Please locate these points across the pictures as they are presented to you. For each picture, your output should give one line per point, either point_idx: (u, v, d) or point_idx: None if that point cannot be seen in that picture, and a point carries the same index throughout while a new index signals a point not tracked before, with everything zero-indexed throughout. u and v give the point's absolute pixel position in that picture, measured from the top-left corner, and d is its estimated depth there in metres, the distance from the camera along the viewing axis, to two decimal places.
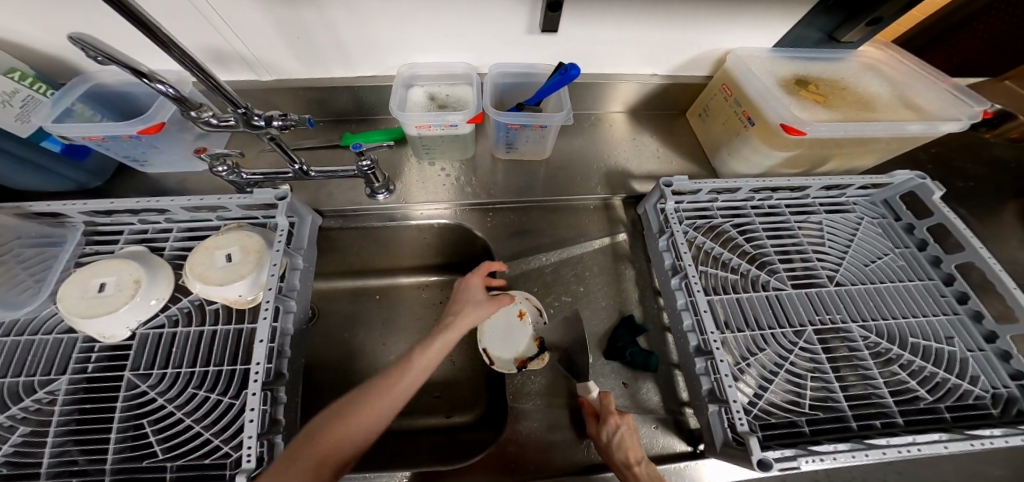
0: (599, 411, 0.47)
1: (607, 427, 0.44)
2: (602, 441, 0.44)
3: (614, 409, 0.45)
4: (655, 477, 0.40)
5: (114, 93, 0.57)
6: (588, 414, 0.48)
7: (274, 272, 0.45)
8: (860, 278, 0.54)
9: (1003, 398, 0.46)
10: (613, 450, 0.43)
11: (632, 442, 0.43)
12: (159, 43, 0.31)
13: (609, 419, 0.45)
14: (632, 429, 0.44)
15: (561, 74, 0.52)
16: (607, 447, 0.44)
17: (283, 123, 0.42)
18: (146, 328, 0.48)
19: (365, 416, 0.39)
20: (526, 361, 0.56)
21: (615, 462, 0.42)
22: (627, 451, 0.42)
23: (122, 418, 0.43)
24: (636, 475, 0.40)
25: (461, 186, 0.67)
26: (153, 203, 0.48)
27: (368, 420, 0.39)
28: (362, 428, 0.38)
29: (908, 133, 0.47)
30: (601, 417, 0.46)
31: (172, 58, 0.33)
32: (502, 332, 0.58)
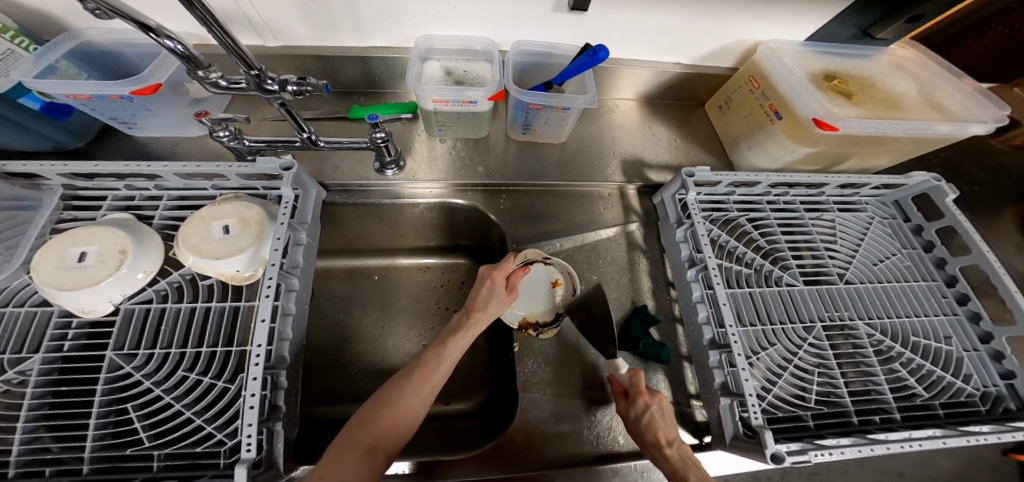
0: (628, 389, 0.46)
1: (636, 408, 0.45)
2: (631, 419, 0.45)
3: (645, 389, 0.45)
4: (686, 456, 0.42)
5: (106, 53, 0.52)
6: (616, 391, 0.48)
7: (279, 246, 0.42)
8: (868, 277, 0.55)
9: (991, 396, 0.48)
10: (643, 429, 0.44)
11: (663, 423, 0.43)
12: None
13: (639, 399, 0.45)
14: (662, 409, 0.44)
15: (588, 55, 0.50)
16: (637, 424, 0.44)
17: (298, 88, 0.39)
18: (131, 303, 0.43)
19: (405, 408, 0.41)
20: (532, 323, 0.56)
21: (644, 441, 0.43)
22: (656, 432, 0.43)
23: (102, 402, 0.39)
24: (667, 456, 0.41)
25: (472, 167, 0.64)
26: (143, 168, 0.43)
27: (408, 412, 0.41)
28: (405, 419, 0.41)
29: (937, 133, 0.47)
30: (631, 396, 0.46)
31: (188, 12, 0.29)
32: (527, 292, 0.59)
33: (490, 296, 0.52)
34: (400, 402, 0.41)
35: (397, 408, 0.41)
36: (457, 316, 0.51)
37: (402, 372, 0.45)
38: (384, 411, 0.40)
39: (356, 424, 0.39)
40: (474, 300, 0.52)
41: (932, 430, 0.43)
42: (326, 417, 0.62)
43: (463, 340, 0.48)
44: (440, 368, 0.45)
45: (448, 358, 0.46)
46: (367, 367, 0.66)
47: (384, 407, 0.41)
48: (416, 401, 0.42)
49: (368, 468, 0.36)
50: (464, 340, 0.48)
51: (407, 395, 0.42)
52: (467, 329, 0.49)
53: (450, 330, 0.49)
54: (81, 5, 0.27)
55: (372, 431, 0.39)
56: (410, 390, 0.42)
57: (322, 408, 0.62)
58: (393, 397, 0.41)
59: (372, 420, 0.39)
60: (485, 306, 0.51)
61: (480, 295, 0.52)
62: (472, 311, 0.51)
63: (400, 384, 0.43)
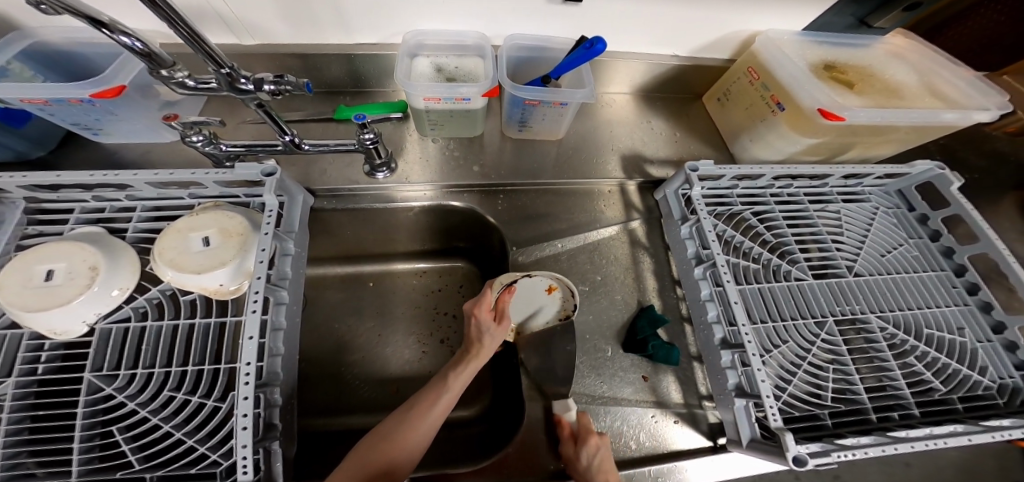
0: (578, 431, 0.44)
1: (585, 451, 0.41)
2: (581, 466, 0.41)
3: (595, 430, 0.43)
4: None
5: (64, 54, 0.49)
6: (565, 433, 0.44)
7: (263, 259, 0.39)
8: (877, 268, 0.53)
9: (1008, 387, 0.47)
10: (592, 475, 0.40)
11: (610, 467, 0.41)
12: None
13: (589, 440, 0.42)
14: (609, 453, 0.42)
15: (586, 48, 0.48)
16: (586, 469, 0.41)
17: (275, 87, 0.36)
18: (108, 322, 0.40)
19: (405, 443, 0.39)
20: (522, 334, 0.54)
21: None
22: (606, 476, 0.40)
23: (84, 426, 0.36)
24: None
25: (467, 168, 0.62)
26: (112, 177, 0.40)
27: (409, 448, 0.39)
28: (405, 455, 0.38)
29: (942, 122, 0.46)
30: (580, 437, 0.43)
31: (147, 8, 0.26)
32: (519, 300, 0.54)
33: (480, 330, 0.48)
34: (401, 437, 0.39)
35: (396, 442, 0.39)
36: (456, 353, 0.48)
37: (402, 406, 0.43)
38: (383, 448, 0.38)
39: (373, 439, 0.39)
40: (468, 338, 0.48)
41: (953, 425, 0.42)
42: (324, 431, 0.59)
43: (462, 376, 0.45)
44: (439, 406, 0.42)
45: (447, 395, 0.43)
46: (365, 378, 0.64)
47: (384, 443, 0.38)
48: (417, 437, 0.40)
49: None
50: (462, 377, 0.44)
51: (408, 430, 0.40)
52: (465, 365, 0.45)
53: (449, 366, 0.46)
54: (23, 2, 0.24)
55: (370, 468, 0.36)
56: (411, 424, 0.40)
57: (319, 421, 0.60)
58: (392, 431, 0.40)
59: (372, 455, 0.37)
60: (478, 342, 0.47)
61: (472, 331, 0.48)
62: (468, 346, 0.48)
63: (401, 418, 0.41)
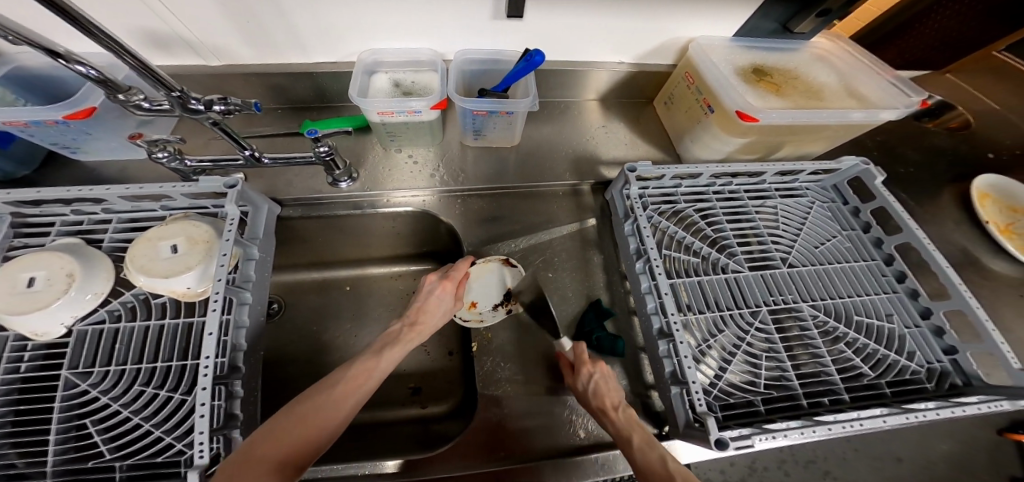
0: (573, 362, 0.49)
1: (582, 378, 0.47)
2: (580, 391, 0.47)
3: (588, 359, 0.49)
4: (632, 418, 0.43)
5: (42, 78, 0.53)
6: (563, 365, 0.50)
7: (224, 263, 0.42)
8: (811, 260, 0.56)
9: (938, 371, 0.48)
10: (591, 398, 0.46)
11: (607, 388, 0.46)
12: (78, 25, 0.28)
13: (584, 369, 0.48)
14: (605, 377, 0.47)
15: (527, 60, 0.52)
16: (584, 394, 0.47)
17: (224, 108, 0.40)
18: (84, 325, 0.44)
19: (325, 422, 0.36)
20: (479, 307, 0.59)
21: (593, 409, 0.45)
22: (603, 397, 0.45)
23: (62, 418, 0.40)
24: (614, 420, 0.43)
25: (427, 174, 0.66)
26: (86, 192, 0.44)
27: (332, 421, 0.37)
28: (326, 431, 0.36)
29: (852, 120, 0.50)
30: (576, 368, 0.48)
31: (93, 41, 0.30)
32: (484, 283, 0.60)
33: (439, 306, 0.53)
34: (322, 412, 0.37)
35: (312, 422, 0.36)
36: (397, 325, 0.50)
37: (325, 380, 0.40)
38: (300, 428, 0.35)
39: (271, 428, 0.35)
40: (418, 313, 0.51)
41: (877, 409, 0.43)
42: None
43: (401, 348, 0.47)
44: (372, 378, 0.42)
45: (382, 365, 0.43)
46: None
47: (303, 422, 0.36)
48: (342, 409, 0.38)
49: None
50: (400, 352, 0.46)
51: (331, 408, 0.37)
52: (407, 340, 0.48)
53: (388, 341, 0.47)
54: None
55: (284, 448, 0.34)
56: (337, 398, 0.38)
57: None
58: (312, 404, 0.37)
59: (288, 432, 0.34)
60: (431, 317, 0.51)
61: (427, 306, 0.52)
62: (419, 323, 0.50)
63: (325, 394, 0.38)
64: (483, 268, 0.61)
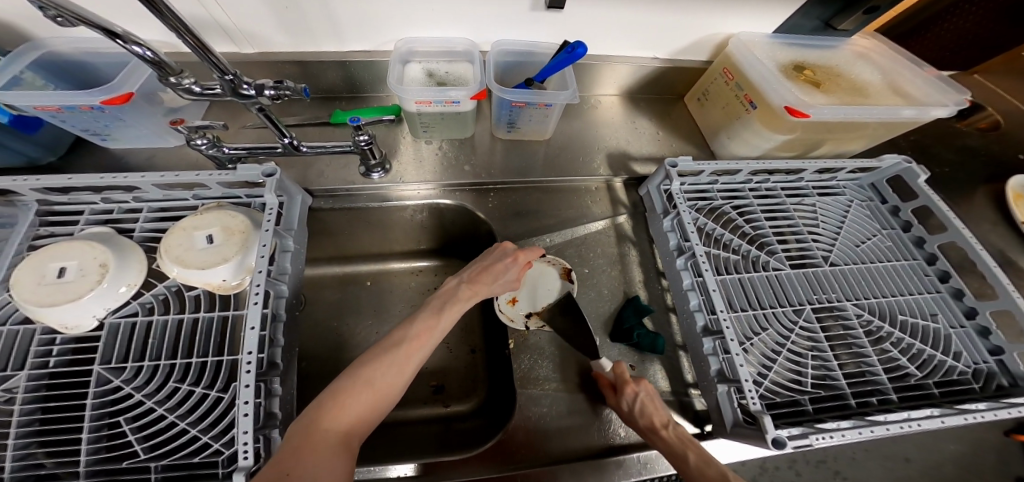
0: (615, 381, 0.47)
1: (626, 397, 0.45)
2: (624, 411, 0.45)
3: (630, 378, 0.46)
4: (684, 437, 0.41)
5: (72, 63, 0.52)
6: (603, 385, 0.48)
7: (265, 253, 0.41)
8: (851, 258, 0.56)
9: (983, 372, 0.48)
10: (637, 417, 0.44)
11: (653, 407, 0.44)
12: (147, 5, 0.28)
13: (626, 388, 0.45)
14: (650, 395, 0.45)
15: (567, 52, 0.50)
16: (629, 414, 0.45)
17: (275, 92, 0.39)
18: (116, 317, 0.42)
19: (388, 385, 0.38)
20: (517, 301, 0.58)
21: (641, 429, 0.43)
22: (650, 416, 0.43)
23: (94, 416, 0.38)
24: (664, 439, 0.41)
25: (458, 167, 0.64)
26: (121, 179, 0.42)
27: (395, 384, 0.39)
28: (389, 394, 0.38)
29: (902, 117, 0.50)
30: (617, 387, 0.46)
31: (160, 22, 0.29)
32: (530, 283, 0.59)
33: (502, 273, 0.52)
34: (384, 377, 0.38)
35: (376, 386, 0.37)
36: (455, 283, 0.51)
37: (384, 343, 0.41)
38: (364, 393, 0.36)
39: (335, 391, 0.36)
40: (479, 273, 0.52)
41: (930, 409, 0.43)
42: None
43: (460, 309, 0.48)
44: (430, 341, 0.43)
45: (441, 325, 0.45)
46: None
47: (368, 386, 0.37)
48: (404, 373, 0.39)
49: (343, 454, 0.33)
50: (459, 310, 0.47)
51: (393, 374, 0.38)
52: (466, 299, 0.49)
53: (446, 298, 0.48)
54: (43, 13, 0.27)
55: (350, 414, 0.35)
56: (399, 364, 0.39)
57: None
58: (370, 369, 0.38)
59: (352, 399, 0.36)
60: (490, 281, 0.51)
61: (491, 269, 0.52)
62: (478, 282, 0.51)
63: (386, 359, 0.39)
64: (544, 268, 0.59)
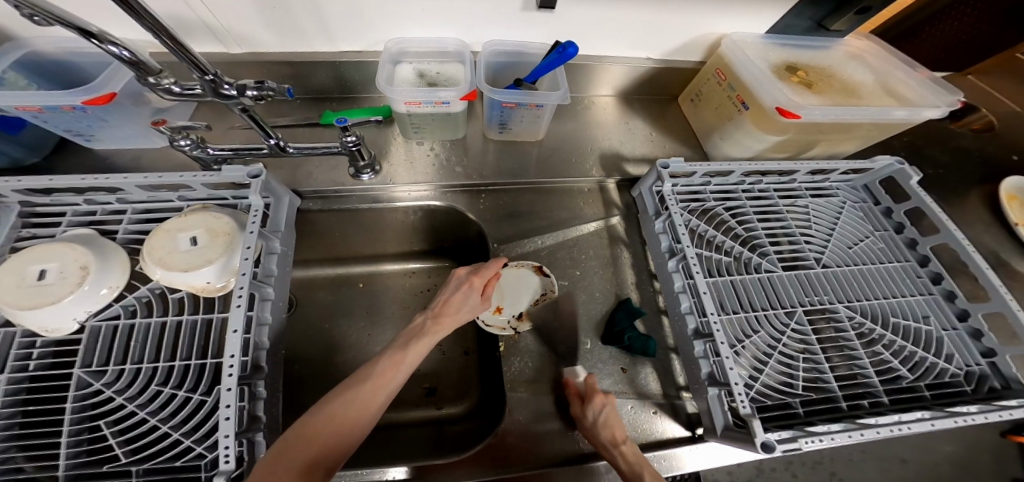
0: (584, 391, 0.47)
1: (593, 408, 0.44)
2: (587, 421, 0.44)
3: (599, 389, 0.46)
4: (639, 455, 0.42)
5: (56, 63, 0.51)
6: (571, 394, 0.47)
7: (249, 256, 0.40)
8: (843, 259, 0.55)
9: (976, 374, 0.48)
10: (599, 429, 0.43)
11: (616, 422, 0.44)
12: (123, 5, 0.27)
13: (594, 399, 0.45)
14: (614, 409, 0.45)
15: (558, 52, 0.50)
16: (592, 426, 0.44)
17: (258, 93, 0.38)
18: (97, 321, 0.42)
19: (353, 418, 0.37)
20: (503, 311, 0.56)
21: (600, 442, 0.43)
22: (613, 431, 0.43)
23: (74, 420, 0.38)
24: (624, 455, 0.41)
25: (450, 168, 0.64)
26: (103, 180, 0.42)
27: (364, 416, 0.38)
28: (358, 427, 0.37)
29: (893, 119, 0.50)
30: (586, 397, 0.46)
31: (137, 23, 0.29)
32: (510, 288, 0.57)
33: (464, 303, 0.50)
34: (354, 407, 0.37)
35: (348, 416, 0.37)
36: (421, 318, 0.49)
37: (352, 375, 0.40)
38: (332, 424, 0.36)
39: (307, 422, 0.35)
40: (442, 306, 0.50)
41: (921, 412, 0.42)
42: None
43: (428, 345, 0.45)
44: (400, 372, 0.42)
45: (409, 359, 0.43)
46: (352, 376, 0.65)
47: (337, 417, 0.36)
48: (374, 404, 0.38)
49: None
50: (425, 345, 0.45)
51: (359, 405, 0.37)
52: (431, 334, 0.46)
53: (412, 334, 0.47)
54: (18, 11, 0.26)
55: (315, 447, 0.34)
56: (367, 395, 0.38)
57: None
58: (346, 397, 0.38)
59: (315, 434, 0.35)
60: (455, 312, 0.49)
61: (451, 301, 0.50)
62: (441, 315, 0.49)
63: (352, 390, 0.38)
64: (516, 272, 0.58)
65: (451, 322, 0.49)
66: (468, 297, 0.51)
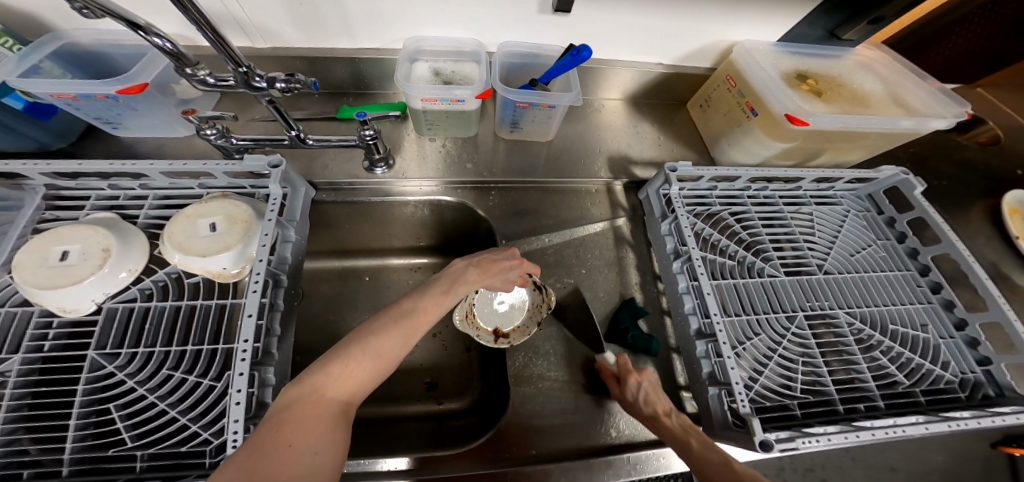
0: (618, 373, 0.48)
1: (630, 387, 0.45)
2: (628, 400, 0.45)
3: (633, 367, 0.47)
4: (688, 427, 0.41)
5: (91, 54, 0.53)
6: (606, 377, 0.49)
7: (267, 243, 0.42)
8: (845, 267, 0.56)
9: (970, 382, 0.49)
10: (640, 406, 0.44)
11: (657, 396, 0.44)
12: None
13: (629, 377, 0.46)
14: (653, 383, 0.45)
15: (572, 55, 0.51)
16: (634, 404, 0.45)
17: (286, 85, 0.40)
18: (114, 303, 0.43)
19: (390, 359, 0.39)
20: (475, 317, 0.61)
21: (644, 418, 0.44)
22: (653, 405, 0.43)
23: (84, 402, 0.39)
24: (668, 427, 0.41)
25: (460, 164, 0.65)
26: (130, 166, 0.43)
27: (394, 357, 0.39)
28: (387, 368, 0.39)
29: (901, 128, 0.51)
30: (621, 378, 0.47)
31: (183, 16, 0.30)
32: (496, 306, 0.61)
33: (507, 266, 0.52)
34: (388, 350, 0.38)
35: (381, 356, 0.38)
36: (461, 265, 0.50)
37: (388, 314, 0.41)
38: (368, 362, 0.37)
39: (339, 355, 0.37)
40: (485, 262, 0.51)
41: (915, 416, 0.43)
42: None
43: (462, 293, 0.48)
44: (433, 320, 0.44)
45: (442, 308, 0.45)
46: None
47: (371, 358, 0.37)
48: (405, 346, 0.40)
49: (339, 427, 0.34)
50: (461, 294, 0.48)
51: (397, 347, 0.39)
52: (468, 284, 0.48)
53: (449, 279, 0.48)
54: (71, 5, 0.28)
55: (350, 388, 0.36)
56: (403, 337, 0.40)
57: None
58: (375, 338, 0.38)
59: (352, 372, 0.36)
60: (494, 272, 0.51)
61: (496, 261, 0.52)
62: (481, 269, 0.50)
63: (392, 331, 0.39)
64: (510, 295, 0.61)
65: (486, 279, 0.51)
66: (509, 268, 0.52)
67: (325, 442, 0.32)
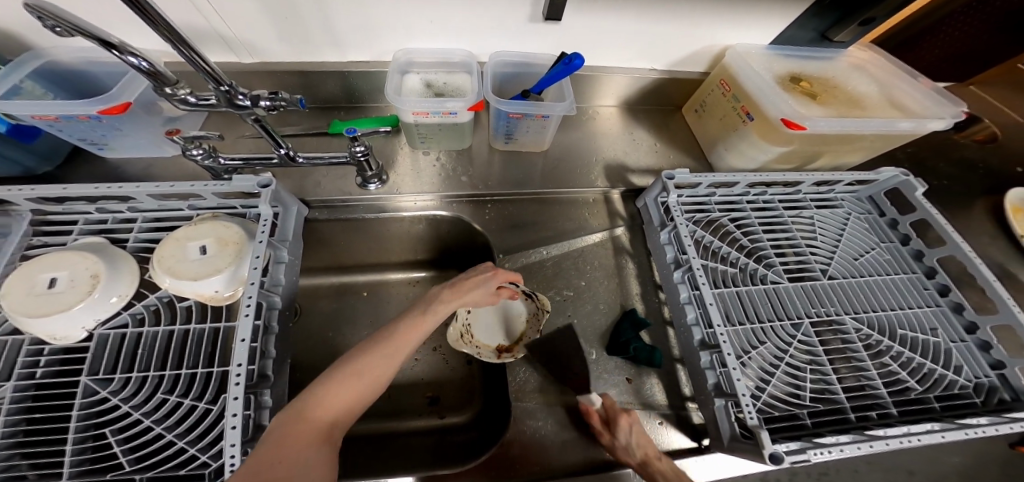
0: (607, 416, 0.46)
1: (622, 431, 0.44)
2: (619, 445, 0.44)
3: (623, 409, 0.45)
4: (679, 470, 0.41)
5: (71, 72, 0.52)
6: (595, 421, 0.46)
7: (258, 265, 0.41)
8: (849, 271, 0.55)
9: (985, 387, 0.47)
10: (633, 450, 0.43)
11: (647, 440, 0.43)
12: (142, 14, 0.28)
13: (620, 421, 0.44)
14: (641, 425, 0.44)
15: (565, 63, 0.50)
16: (626, 449, 0.43)
17: (271, 103, 0.39)
18: (105, 329, 0.42)
19: (380, 377, 0.37)
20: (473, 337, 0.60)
21: (637, 463, 0.43)
22: (646, 449, 0.43)
23: (78, 428, 0.38)
24: (662, 471, 0.41)
25: (456, 178, 0.64)
26: (117, 190, 0.42)
27: (384, 375, 0.37)
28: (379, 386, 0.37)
29: (899, 130, 0.50)
30: (611, 421, 0.45)
31: (155, 31, 0.30)
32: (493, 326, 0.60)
33: (482, 285, 0.47)
34: (377, 367, 0.37)
35: (370, 374, 0.37)
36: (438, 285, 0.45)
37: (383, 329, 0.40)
38: (358, 379, 0.36)
39: (330, 375, 0.36)
40: (460, 281, 0.46)
41: (930, 424, 0.42)
42: None
43: (438, 315, 0.42)
44: (420, 337, 0.41)
45: (427, 326, 0.41)
46: None
47: (360, 376, 0.36)
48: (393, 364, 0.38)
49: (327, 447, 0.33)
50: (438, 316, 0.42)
51: (386, 364, 0.37)
52: (443, 305, 0.43)
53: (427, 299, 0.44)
54: (40, 22, 0.27)
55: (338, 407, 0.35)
56: (389, 355, 0.38)
57: None
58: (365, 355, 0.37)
59: (340, 391, 0.35)
60: (470, 291, 0.46)
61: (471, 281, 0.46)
62: (456, 288, 0.45)
63: (381, 348, 0.38)
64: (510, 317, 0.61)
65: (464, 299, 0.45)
66: (486, 286, 0.47)
67: (312, 463, 0.31)
